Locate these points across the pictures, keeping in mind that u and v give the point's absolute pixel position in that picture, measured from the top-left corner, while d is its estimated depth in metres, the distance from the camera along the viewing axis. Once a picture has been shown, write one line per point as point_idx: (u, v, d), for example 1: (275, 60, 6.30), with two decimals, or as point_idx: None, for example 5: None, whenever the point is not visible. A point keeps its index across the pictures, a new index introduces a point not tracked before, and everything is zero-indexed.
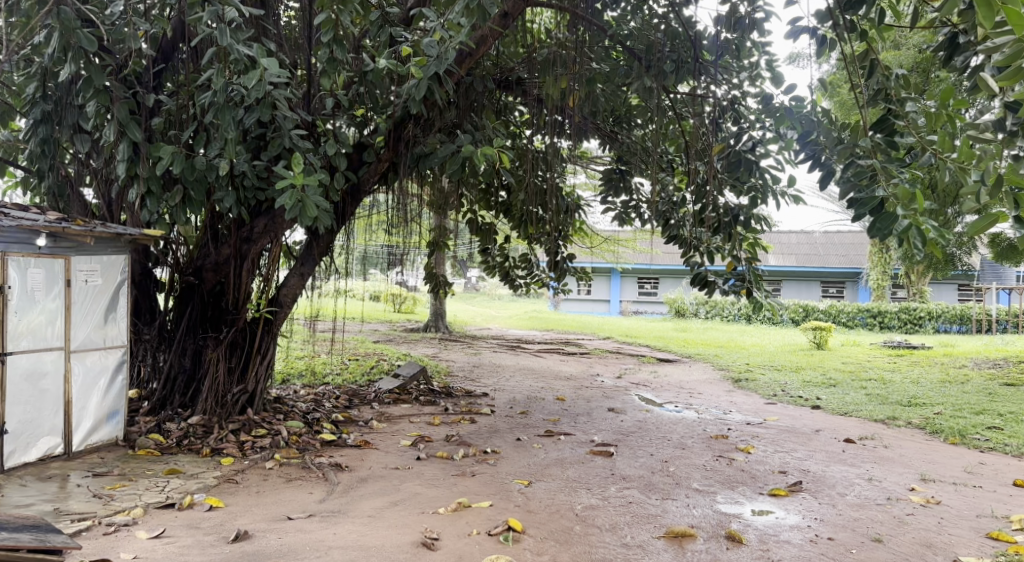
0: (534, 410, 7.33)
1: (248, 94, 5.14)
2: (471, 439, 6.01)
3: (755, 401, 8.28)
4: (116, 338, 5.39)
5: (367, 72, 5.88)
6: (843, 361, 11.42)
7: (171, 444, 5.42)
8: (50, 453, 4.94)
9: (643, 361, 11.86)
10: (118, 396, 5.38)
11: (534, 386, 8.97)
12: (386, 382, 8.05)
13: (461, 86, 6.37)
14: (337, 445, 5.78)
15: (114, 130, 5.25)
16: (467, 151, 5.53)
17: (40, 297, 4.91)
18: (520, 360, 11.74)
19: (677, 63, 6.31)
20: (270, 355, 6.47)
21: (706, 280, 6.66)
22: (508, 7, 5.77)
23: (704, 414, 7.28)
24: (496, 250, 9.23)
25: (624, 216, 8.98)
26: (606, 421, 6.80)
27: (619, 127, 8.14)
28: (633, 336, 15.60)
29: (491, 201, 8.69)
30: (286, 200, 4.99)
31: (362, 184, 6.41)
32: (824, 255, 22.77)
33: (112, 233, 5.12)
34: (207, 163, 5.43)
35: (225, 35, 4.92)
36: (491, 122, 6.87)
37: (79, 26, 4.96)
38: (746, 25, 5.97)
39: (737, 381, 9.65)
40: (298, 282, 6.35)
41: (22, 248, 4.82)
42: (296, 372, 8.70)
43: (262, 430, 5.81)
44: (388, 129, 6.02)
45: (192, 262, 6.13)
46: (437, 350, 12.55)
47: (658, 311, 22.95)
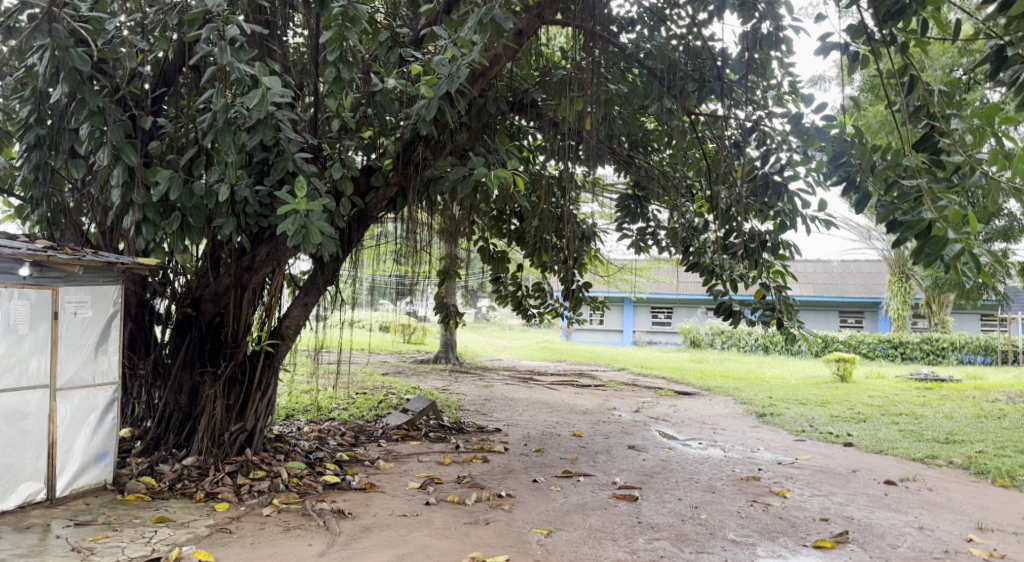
0: (550, 448, 6.94)
1: (249, 116, 4.86)
2: (483, 480, 5.62)
3: (783, 437, 7.86)
4: (107, 374, 5.06)
5: (375, 93, 5.61)
6: (870, 394, 10.96)
7: (164, 489, 5.09)
8: (31, 499, 4.60)
9: (661, 394, 11.43)
10: (108, 436, 5.04)
11: (549, 421, 8.57)
12: (393, 417, 7.68)
13: (474, 108, 6.09)
14: (340, 488, 5.41)
15: (108, 153, 4.97)
16: (479, 174, 5.23)
17: (24, 331, 4.60)
18: (534, 393, 11.34)
19: (699, 83, 6.02)
20: (271, 390, 6.14)
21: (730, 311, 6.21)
22: (522, 23, 5.52)
23: (730, 452, 6.87)
24: (508, 279, 8.89)
25: (640, 243, 8.65)
26: (627, 460, 6.40)
27: (636, 151, 7.81)
28: (649, 367, 15.16)
29: (503, 228, 8.39)
30: (288, 225, 4.68)
31: (369, 210, 6.11)
32: (841, 285, 22.32)
33: (103, 262, 4.82)
34: (206, 188, 5.16)
35: (226, 53, 4.66)
36: (505, 144, 6.58)
37: (72, 46, 4.70)
38: (774, 42, 5.66)
39: (761, 416, 9.24)
40: (301, 313, 6.01)
41: (5, 277, 4.52)
42: (300, 407, 8.33)
43: (260, 471, 5.47)
44: (397, 152, 5.73)
45: (190, 293, 5.84)
46: (447, 382, 12.14)
47: (671, 341, 22.50)
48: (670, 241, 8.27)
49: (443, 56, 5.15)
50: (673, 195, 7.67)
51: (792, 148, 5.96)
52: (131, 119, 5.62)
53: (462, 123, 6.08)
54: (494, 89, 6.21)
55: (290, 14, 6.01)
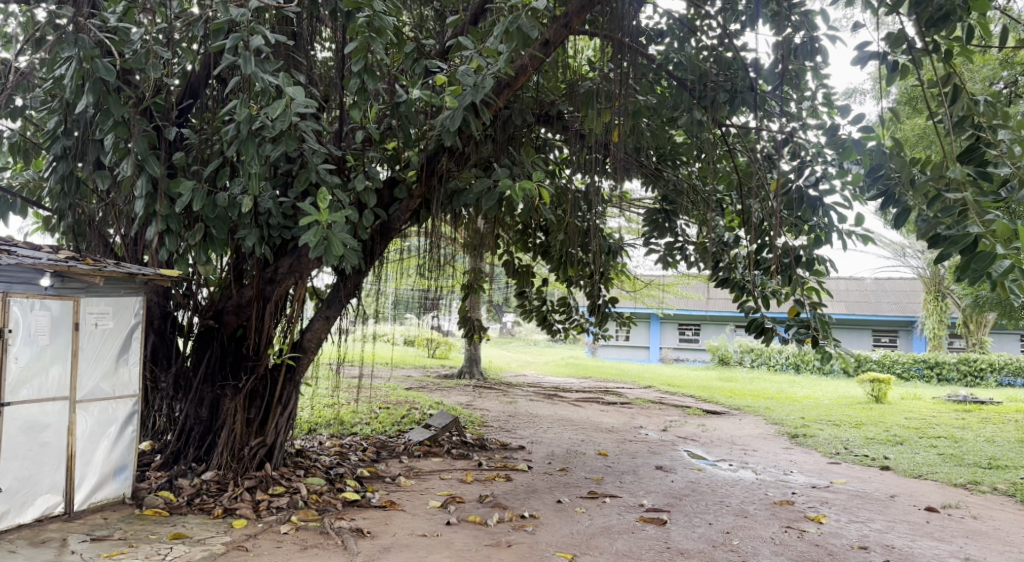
0: (575, 467, 6.77)
1: (273, 126, 4.81)
2: (506, 500, 5.47)
3: (817, 460, 7.62)
4: (127, 386, 5.01)
5: (400, 104, 5.54)
6: (907, 416, 10.63)
7: (182, 504, 5.02)
8: (49, 513, 4.54)
9: (689, 413, 11.20)
10: (127, 449, 4.99)
11: (575, 439, 8.40)
12: (416, 433, 7.56)
13: (500, 119, 6.00)
14: (360, 505, 5.30)
15: (132, 163, 4.93)
16: (504, 185, 5.13)
17: (45, 342, 4.56)
18: (558, 409, 11.16)
19: (730, 93, 5.87)
20: (292, 404, 6.07)
21: (762, 328, 6.01)
22: (550, 33, 5.43)
23: (762, 475, 6.66)
24: (532, 293, 8.75)
25: (668, 258, 8.47)
26: (655, 481, 6.22)
27: (665, 165, 7.67)
28: (676, 385, 14.90)
29: (528, 242, 8.27)
30: (310, 237, 4.60)
31: (392, 222, 6.02)
32: (874, 303, 21.86)
33: (125, 272, 4.77)
34: (230, 200, 5.11)
35: (250, 63, 4.60)
36: (531, 156, 6.48)
37: (99, 56, 4.68)
38: (809, 52, 5.49)
39: (793, 437, 8.99)
40: (323, 326, 5.93)
41: (26, 288, 4.48)
42: (322, 421, 8.25)
43: (280, 487, 5.38)
44: (421, 164, 5.64)
45: (212, 305, 5.78)
46: (471, 398, 12.01)
47: (699, 358, 22.19)
48: (698, 257, 8.10)
49: (469, 66, 5.07)
50: (703, 210, 7.52)
51: (827, 161, 5.79)
52: (156, 129, 5.59)
53: (488, 134, 6.01)
54: (521, 100, 6.12)
55: (316, 24, 5.97)
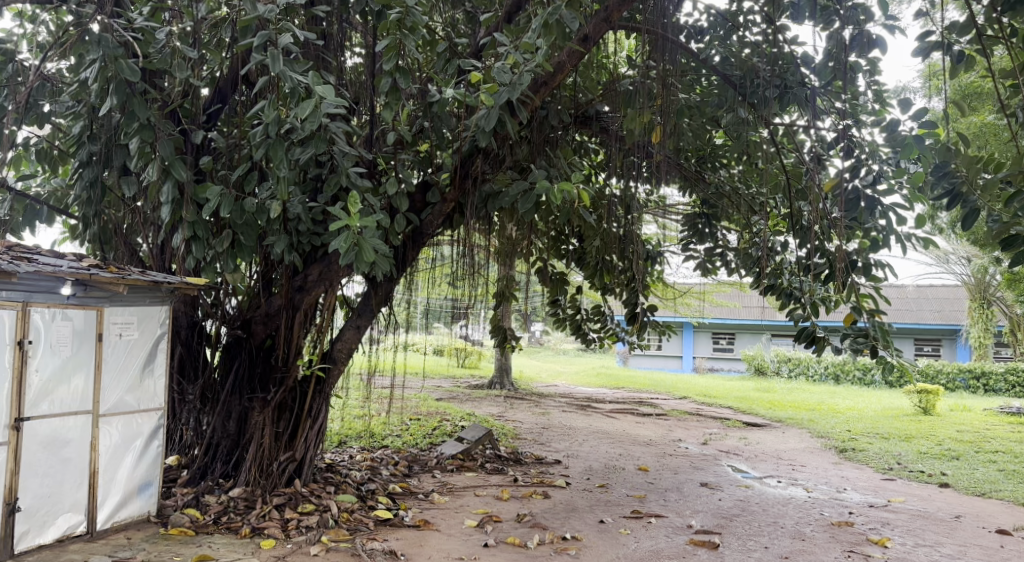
0: (615, 483, 6.49)
1: (301, 128, 4.60)
2: (546, 519, 5.19)
3: (871, 476, 7.25)
4: (153, 399, 4.84)
5: (432, 105, 5.32)
6: (959, 429, 10.17)
7: (208, 522, 4.82)
8: (70, 533, 4.36)
9: (728, 425, 10.82)
10: (152, 465, 4.81)
11: (612, 453, 8.09)
12: (448, 445, 7.32)
13: (536, 120, 5.75)
14: (393, 524, 5.06)
15: (157, 168, 4.74)
16: (541, 188, 4.88)
17: (67, 354, 4.39)
18: (593, 421, 10.86)
19: (779, 89, 5.56)
20: (322, 417, 5.86)
21: (814, 337, 5.67)
22: (589, 27, 5.16)
23: (814, 492, 6.33)
24: (566, 301, 8.47)
25: (707, 265, 8.15)
26: (700, 499, 5.92)
27: (705, 168, 7.34)
28: (713, 395, 14.50)
29: (562, 249, 8.01)
30: (340, 243, 4.39)
31: (424, 228, 5.79)
32: (916, 312, 21.24)
33: (150, 281, 4.58)
34: (258, 205, 4.92)
35: (278, 62, 4.42)
36: (567, 158, 6.22)
37: (123, 56, 4.49)
38: (864, 43, 5.09)
39: (841, 451, 8.61)
40: (354, 335, 5.71)
41: (47, 297, 4.30)
42: (353, 433, 8.05)
43: (309, 504, 5.16)
44: (455, 166, 5.41)
45: (241, 314, 5.58)
46: (502, 409, 11.74)
47: (734, 368, 21.70)
48: (740, 263, 7.77)
49: (505, 62, 4.83)
50: (747, 213, 7.21)
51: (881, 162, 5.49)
52: (182, 133, 5.42)
53: (523, 136, 5.76)
54: (557, 100, 5.88)
55: (347, 26, 5.79)
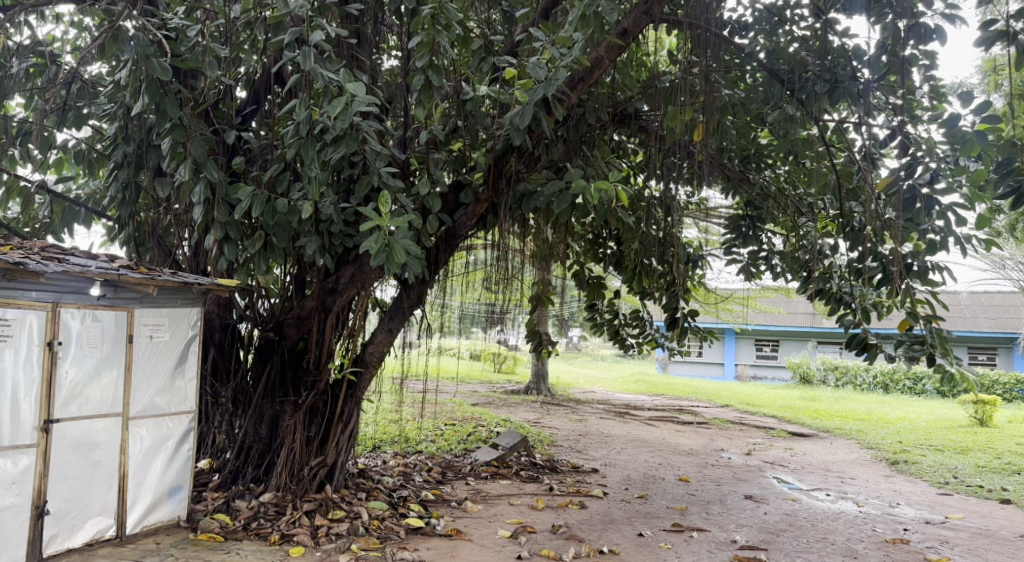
0: (654, 493, 6.27)
1: (332, 126, 4.50)
2: (582, 531, 5.02)
3: (926, 490, 6.92)
4: (183, 402, 4.78)
5: (466, 102, 5.19)
6: (1019, 441, 9.70)
7: (238, 528, 4.75)
8: (99, 537, 4.32)
9: (772, 435, 10.49)
10: (182, 468, 4.75)
11: (652, 462, 7.85)
12: (483, 452, 7.18)
13: (572, 118, 5.58)
14: (424, 533, 4.93)
15: (188, 168, 4.68)
16: (577, 187, 4.72)
17: (97, 355, 4.35)
18: (632, 429, 10.61)
19: (830, 83, 5.30)
20: (354, 422, 5.75)
21: (866, 344, 5.39)
22: (628, 21, 5.00)
23: (865, 508, 6.05)
24: (604, 306, 8.25)
25: (751, 269, 7.89)
26: (744, 512, 5.69)
27: (748, 168, 7.09)
28: (756, 404, 14.12)
29: (599, 252, 7.81)
30: (371, 243, 4.28)
31: (458, 228, 5.66)
32: (969, 319, 20.53)
33: (180, 282, 4.53)
34: (289, 206, 4.84)
35: (309, 59, 4.34)
36: (605, 158, 6.04)
37: (155, 55, 4.44)
38: (921, 34, 4.81)
39: (893, 464, 8.26)
40: (386, 339, 5.61)
41: (77, 298, 4.27)
42: (387, 438, 7.95)
43: (340, 511, 5.06)
44: (488, 165, 5.29)
45: (273, 317, 5.55)
46: (539, 415, 11.54)
47: (777, 376, 21.17)
48: (786, 267, 7.49)
49: (541, 57, 4.68)
50: (793, 214, 6.95)
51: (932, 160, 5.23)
52: (215, 134, 5.38)
53: (559, 134, 5.60)
54: (595, 98, 5.72)
55: (380, 28, 5.73)
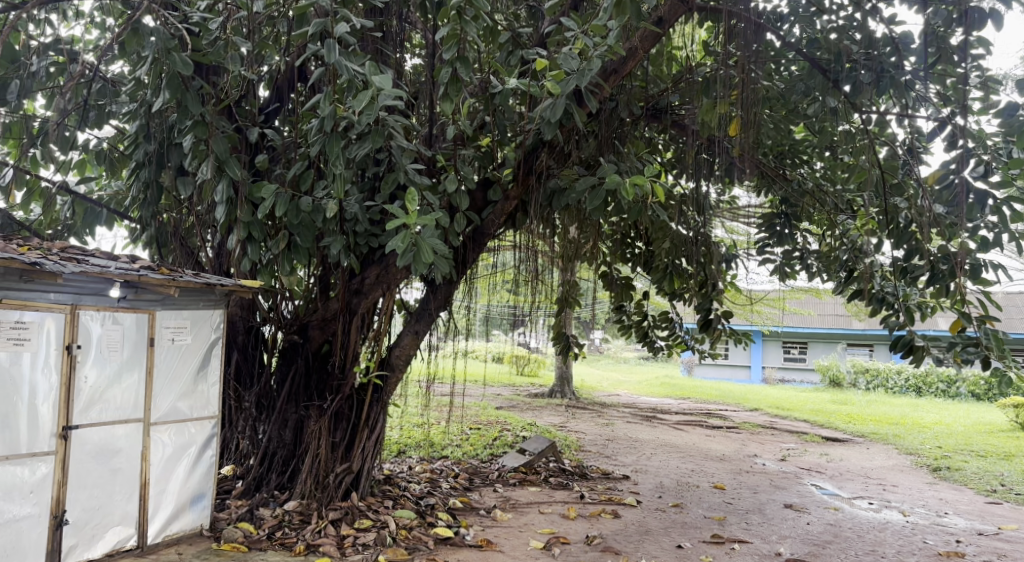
0: (689, 502, 6.06)
1: (357, 122, 4.34)
2: (618, 542, 4.83)
3: (973, 499, 6.66)
4: (206, 407, 4.64)
5: (494, 95, 5.00)
6: None
7: (262, 537, 4.60)
8: (120, 547, 4.19)
9: (805, 440, 10.19)
10: (205, 476, 4.61)
11: (684, 468, 7.62)
12: (511, 458, 6.99)
13: (604, 113, 5.37)
14: (454, 544, 4.75)
15: (210, 165, 4.53)
16: (611, 183, 4.53)
17: (118, 359, 4.22)
18: (660, 433, 10.37)
19: (875, 72, 5.04)
20: (380, 427, 5.59)
21: (911, 346, 5.10)
22: (663, 9, 4.80)
23: (912, 518, 5.81)
24: (632, 307, 8.00)
25: (785, 269, 7.61)
26: (786, 523, 5.47)
27: (784, 164, 6.85)
28: (786, 407, 13.79)
29: (627, 252, 7.58)
30: (398, 242, 4.11)
31: (485, 227, 5.49)
32: (1004, 321, 20.01)
33: (203, 283, 4.38)
34: (313, 204, 4.68)
35: (334, 51, 4.18)
36: (638, 154, 5.84)
37: (176, 50, 4.30)
38: (975, 19, 4.55)
39: (935, 470, 7.98)
40: (412, 341, 5.45)
41: (97, 300, 4.14)
42: (412, 442, 7.79)
43: (366, 520, 4.90)
44: (518, 161, 5.11)
45: (297, 318, 5.38)
46: (565, 419, 11.34)
47: (806, 379, 20.75)
48: (824, 266, 7.24)
49: (573, 47, 4.50)
50: (832, 212, 6.70)
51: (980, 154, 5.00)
52: (238, 131, 5.23)
53: (590, 129, 5.43)
54: (627, 91, 5.50)
55: (406, 24, 5.58)
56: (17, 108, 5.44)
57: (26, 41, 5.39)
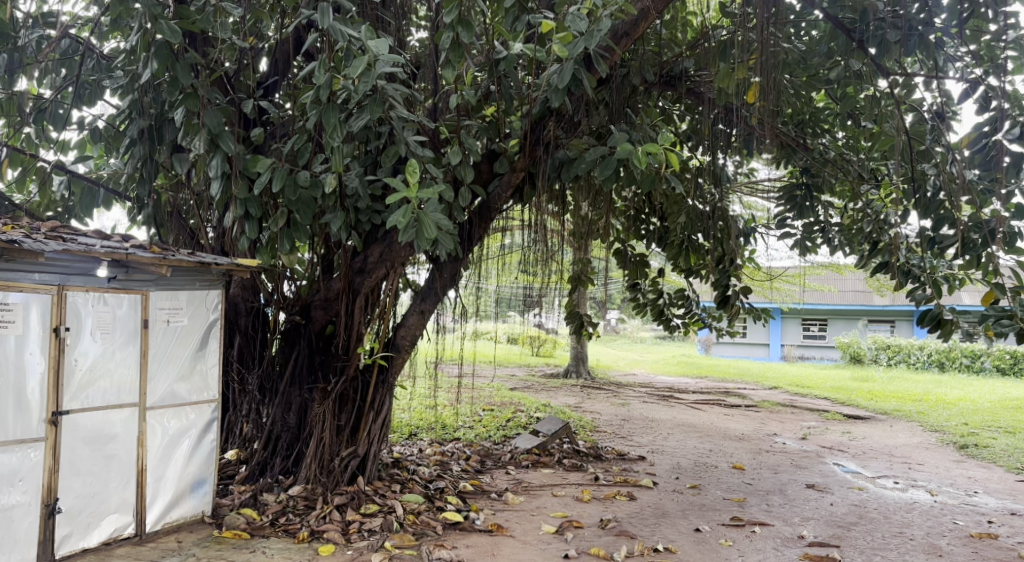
0: (707, 483, 5.87)
1: (354, 91, 4.12)
2: (633, 526, 4.65)
3: (1003, 477, 6.42)
4: (205, 391, 4.50)
5: (499, 61, 4.76)
6: None
7: (265, 524, 4.46)
8: (118, 535, 4.07)
9: (827, 418, 9.95)
10: (205, 461, 4.48)
11: (702, 448, 7.43)
12: (523, 439, 6.82)
13: (615, 78, 5.13)
14: (463, 529, 4.59)
15: (202, 140, 4.35)
16: (623, 152, 4.29)
17: (110, 342, 4.08)
18: (677, 413, 10.16)
19: (904, 30, 4.74)
20: (386, 410, 5.42)
21: (939, 322, 4.87)
22: None
23: (940, 498, 5.59)
24: (647, 285, 7.75)
25: (806, 243, 7.34)
26: (809, 504, 5.28)
27: (804, 134, 6.57)
28: (806, 385, 13.54)
29: (641, 228, 7.34)
30: (399, 217, 3.90)
31: (492, 202, 5.30)
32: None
33: (197, 262, 4.22)
34: (311, 179, 4.48)
35: (326, 16, 3.95)
36: (652, 123, 5.59)
37: (163, 17, 4.13)
38: None
39: (962, 447, 7.74)
40: (418, 321, 5.28)
41: (85, 280, 3.99)
42: (424, 425, 7.63)
43: (373, 505, 4.75)
44: (526, 130, 4.88)
45: (300, 298, 5.22)
46: (580, 399, 11.16)
47: (826, 356, 20.45)
48: (846, 239, 6.98)
49: (581, 7, 4.23)
50: (855, 181, 6.43)
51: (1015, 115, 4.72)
52: (234, 105, 5.04)
53: (600, 98, 5.18)
54: (639, 56, 5.23)
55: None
56: (8, 86, 5.26)
57: (14, 14, 5.19)
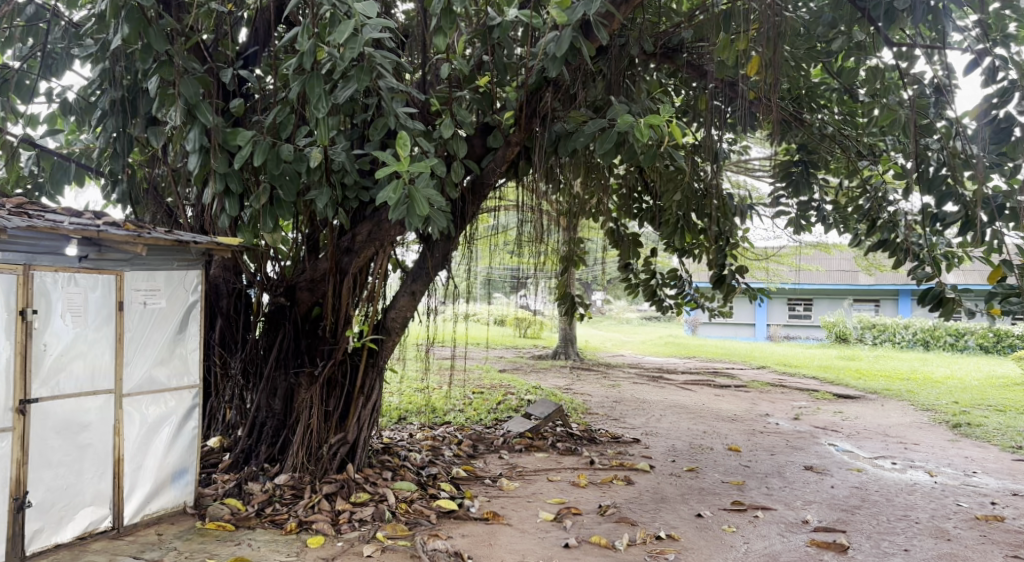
0: (705, 466, 5.75)
1: (339, 59, 3.87)
2: (633, 512, 4.50)
3: (1000, 456, 6.37)
4: (184, 376, 4.29)
5: (491, 29, 4.51)
6: None
7: (251, 515, 4.28)
8: (94, 529, 3.87)
9: (817, 398, 9.90)
10: (186, 450, 4.28)
11: (696, 430, 7.31)
12: (515, 422, 6.65)
13: (612, 49, 4.88)
14: (458, 517, 4.43)
15: (178, 111, 4.09)
16: (623, 123, 4.08)
17: (82, 325, 3.85)
18: (668, 394, 10.04)
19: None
20: (376, 395, 5.23)
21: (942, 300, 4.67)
22: None
23: (940, 478, 5.51)
24: (639, 265, 7.56)
25: (802, 221, 7.19)
26: (809, 486, 5.17)
27: (801, 109, 6.29)
28: (794, 365, 13.52)
29: (634, 206, 7.12)
30: (389, 193, 3.69)
31: (484, 177, 5.09)
32: None
33: (173, 241, 3.98)
34: (295, 152, 4.24)
35: None
36: (649, 96, 5.38)
37: None
38: None
39: (955, 426, 7.70)
40: (408, 303, 5.07)
41: (54, 259, 3.75)
42: (413, 409, 7.44)
43: (363, 494, 4.57)
44: (521, 102, 4.68)
45: (284, 280, 4.99)
46: (569, 381, 11.01)
47: (811, 335, 20.47)
48: (843, 216, 6.84)
49: None
50: (853, 158, 6.27)
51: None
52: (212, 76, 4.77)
53: (596, 69, 4.96)
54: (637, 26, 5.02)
55: None
56: None
57: None
